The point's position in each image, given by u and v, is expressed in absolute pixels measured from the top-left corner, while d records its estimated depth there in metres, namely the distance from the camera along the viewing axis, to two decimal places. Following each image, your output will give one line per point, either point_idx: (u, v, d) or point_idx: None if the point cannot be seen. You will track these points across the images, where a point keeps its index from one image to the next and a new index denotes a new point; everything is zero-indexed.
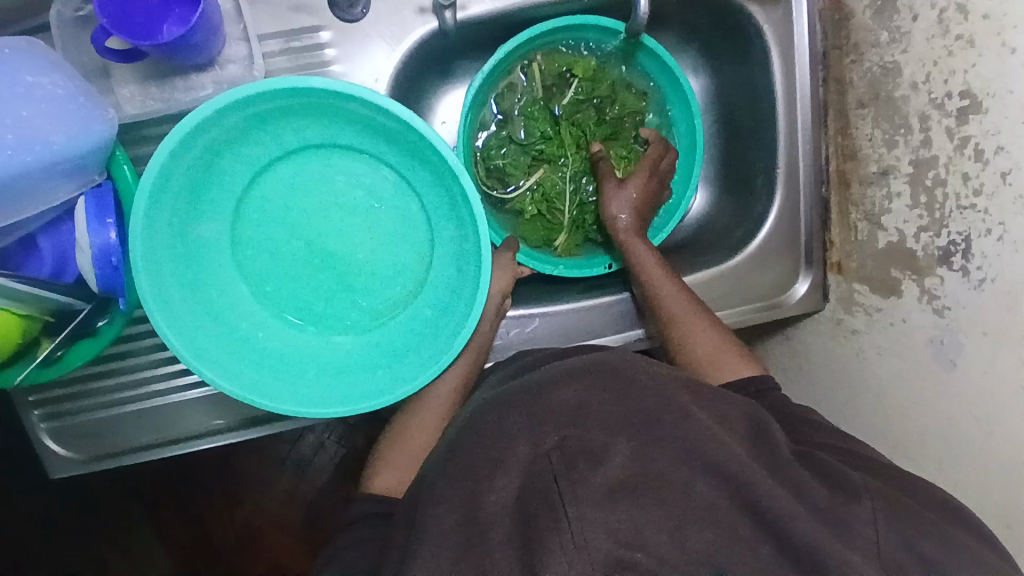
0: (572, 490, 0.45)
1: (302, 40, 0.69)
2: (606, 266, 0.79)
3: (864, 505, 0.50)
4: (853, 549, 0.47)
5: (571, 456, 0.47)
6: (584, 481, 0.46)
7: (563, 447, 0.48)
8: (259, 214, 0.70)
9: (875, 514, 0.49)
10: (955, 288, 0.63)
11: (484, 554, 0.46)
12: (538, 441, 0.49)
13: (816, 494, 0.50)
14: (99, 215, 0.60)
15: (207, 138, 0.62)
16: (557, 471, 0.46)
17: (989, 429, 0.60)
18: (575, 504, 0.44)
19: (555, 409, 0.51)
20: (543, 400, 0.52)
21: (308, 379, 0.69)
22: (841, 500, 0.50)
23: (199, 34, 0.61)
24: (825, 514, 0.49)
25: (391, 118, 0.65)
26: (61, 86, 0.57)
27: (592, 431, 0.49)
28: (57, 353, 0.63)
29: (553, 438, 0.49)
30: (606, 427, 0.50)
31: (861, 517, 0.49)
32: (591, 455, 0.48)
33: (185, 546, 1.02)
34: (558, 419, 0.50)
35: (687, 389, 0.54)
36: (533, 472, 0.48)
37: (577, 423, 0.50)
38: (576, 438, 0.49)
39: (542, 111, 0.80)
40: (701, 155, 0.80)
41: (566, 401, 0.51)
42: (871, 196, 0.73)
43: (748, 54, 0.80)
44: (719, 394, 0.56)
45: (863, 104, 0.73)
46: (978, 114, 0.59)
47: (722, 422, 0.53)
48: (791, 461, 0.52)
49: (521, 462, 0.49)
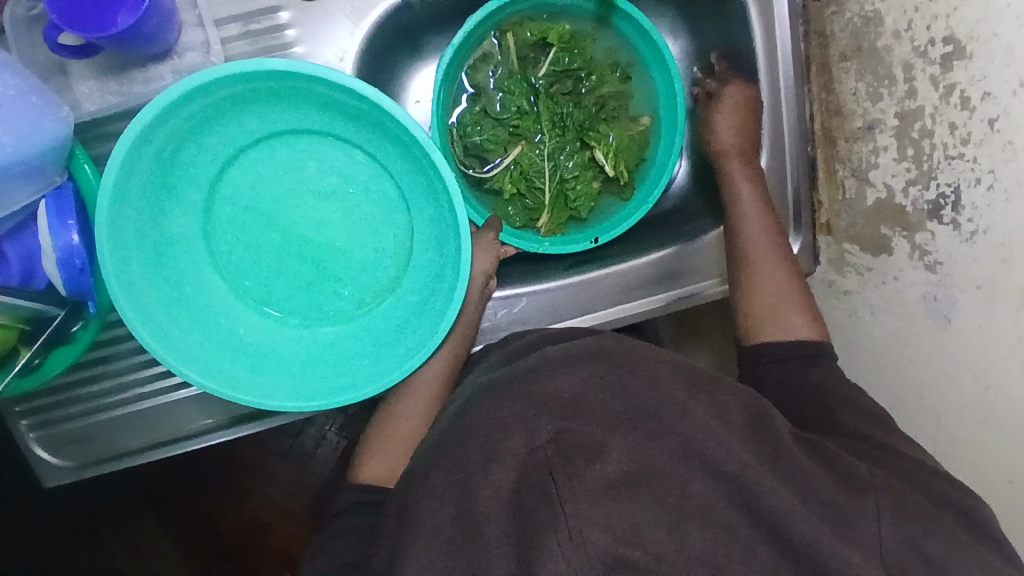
0: (569, 485, 0.44)
1: (260, 22, 0.67)
2: (591, 241, 0.77)
3: (868, 499, 0.49)
4: (855, 547, 0.46)
5: (566, 450, 0.46)
6: (580, 476, 0.45)
7: (559, 440, 0.47)
8: (230, 206, 0.68)
9: (880, 512, 0.48)
10: (945, 242, 0.61)
11: (479, 543, 0.45)
12: (532, 434, 0.47)
13: (823, 491, 0.49)
14: (61, 216, 0.60)
15: (169, 130, 0.60)
16: (553, 466, 0.45)
17: (988, 383, 0.59)
18: (571, 502, 0.43)
19: (550, 398, 0.50)
20: (537, 387, 0.51)
21: (292, 373, 0.68)
22: (846, 494, 0.49)
23: (151, 22, 0.59)
24: (831, 509, 0.48)
25: (357, 98, 0.63)
26: (12, 87, 0.55)
27: (589, 423, 0.48)
28: (35, 361, 0.61)
29: (548, 430, 0.47)
30: (602, 421, 0.48)
31: (867, 515, 0.48)
32: (588, 449, 0.47)
33: (192, 545, 1.01)
34: (555, 410, 0.48)
35: (683, 380, 0.52)
36: (529, 466, 0.46)
37: (573, 415, 0.48)
38: (572, 431, 0.47)
39: (519, 84, 0.78)
40: (682, 120, 0.78)
41: (561, 392, 0.50)
42: (857, 152, 0.71)
43: (726, 12, 0.77)
44: (717, 384, 0.54)
45: (846, 57, 0.71)
46: (962, 60, 0.57)
47: (714, 406, 0.52)
48: (794, 452, 0.51)
49: (517, 455, 0.47)
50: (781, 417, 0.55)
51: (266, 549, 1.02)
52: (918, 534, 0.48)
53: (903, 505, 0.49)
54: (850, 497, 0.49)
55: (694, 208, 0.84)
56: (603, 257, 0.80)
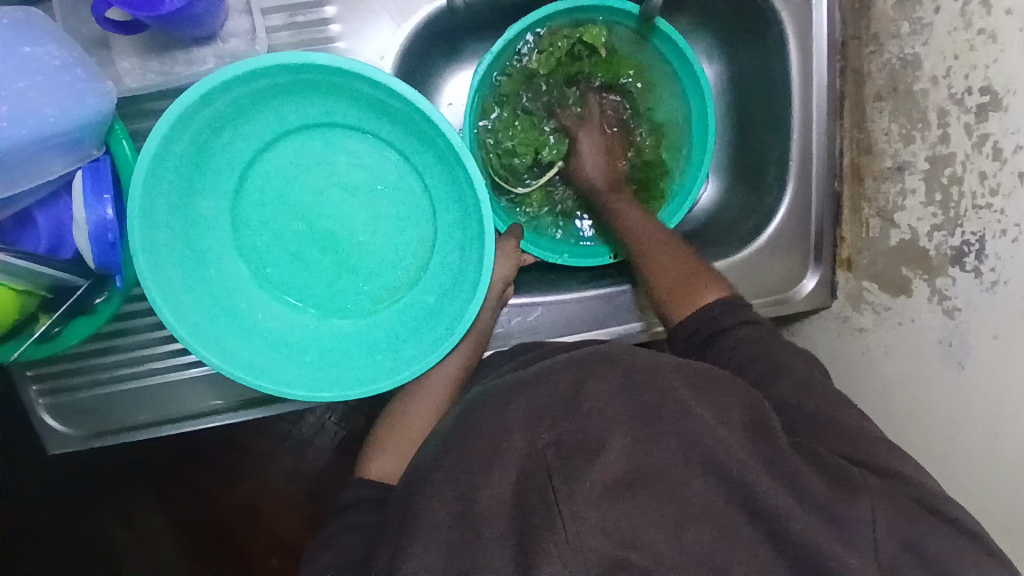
0: (567, 487, 0.43)
1: (305, 14, 0.67)
2: (611, 256, 0.78)
3: (863, 500, 0.48)
4: (851, 549, 0.46)
5: (567, 451, 0.45)
6: (579, 479, 0.44)
7: (559, 442, 0.46)
8: (260, 194, 0.69)
9: (875, 514, 0.48)
10: (966, 288, 0.61)
11: (477, 545, 0.45)
12: (534, 437, 0.47)
13: (816, 489, 0.48)
14: (97, 190, 0.60)
15: (207, 114, 0.61)
16: (552, 468, 0.45)
17: (996, 432, 0.59)
18: (568, 504, 0.43)
19: (552, 400, 0.49)
20: (539, 390, 0.50)
21: (307, 362, 0.68)
22: (844, 496, 0.48)
23: (199, 6, 0.59)
24: (825, 510, 0.47)
25: (395, 98, 0.64)
26: (58, 57, 0.55)
27: (589, 422, 0.47)
28: (54, 330, 0.63)
29: (549, 434, 0.47)
30: (605, 417, 0.47)
31: (861, 516, 0.47)
32: (587, 448, 0.45)
33: (184, 522, 1.01)
34: (555, 413, 0.48)
35: (684, 376, 0.51)
36: (529, 468, 0.46)
37: (573, 417, 0.47)
38: (572, 433, 0.46)
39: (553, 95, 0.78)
40: (711, 146, 0.79)
41: (563, 391, 0.49)
42: (884, 192, 0.71)
43: (764, 41, 0.78)
44: (718, 383, 0.52)
45: (880, 97, 0.71)
46: (998, 111, 0.57)
47: (714, 406, 0.50)
48: (789, 452, 0.50)
49: (516, 458, 0.47)
50: (778, 419, 0.53)
51: (256, 532, 1.02)
52: (917, 531, 0.48)
53: (898, 507, 0.49)
54: (846, 498, 0.48)
55: (716, 231, 0.84)
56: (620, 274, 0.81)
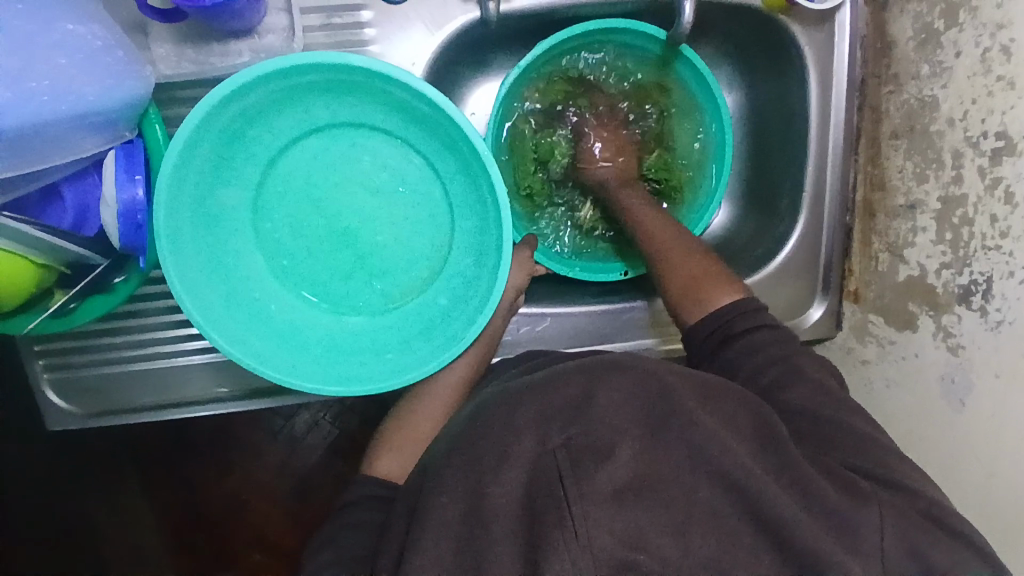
0: (577, 488, 0.44)
1: (342, 17, 0.69)
2: (622, 273, 0.79)
3: (872, 509, 0.49)
4: (856, 556, 0.47)
5: (577, 454, 0.45)
6: (589, 480, 0.44)
7: (570, 445, 0.46)
8: (282, 187, 0.70)
9: (883, 521, 0.49)
10: (971, 327, 0.62)
11: (483, 540, 0.45)
12: (542, 439, 0.47)
13: (826, 496, 0.48)
14: (129, 172, 0.61)
15: (241, 105, 0.62)
16: (562, 470, 0.45)
17: (992, 471, 0.60)
18: (579, 503, 0.43)
19: (562, 403, 0.48)
20: (547, 394, 0.49)
21: (317, 356, 0.69)
22: (848, 502, 0.49)
23: (241, 0, 0.61)
24: (836, 516, 0.48)
25: (424, 102, 0.65)
26: (100, 38, 0.57)
27: (599, 427, 0.46)
28: (70, 305, 0.64)
29: (558, 436, 0.46)
30: (615, 424, 0.47)
31: (871, 523, 0.48)
32: (598, 452, 0.45)
33: (171, 511, 1.01)
34: (564, 416, 0.47)
35: (695, 388, 0.51)
36: (537, 469, 0.46)
37: (584, 420, 0.47)
38: (582, 435, 0.46)
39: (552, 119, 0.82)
40: (727, 174, 0.80)
41: (571, 395, 0.48)
42: (896, 228, 0.73)
43: (786, 74, 0.79)
44: (724, 394, 0.53)
45: (897, 135, 0.73)
46: (1012, 156, 0.59)
47: (722, 415, 0.51)
48: (800, 460, 0.50)
49: (526, 455, 0.46)
50: (786, 428, 0.53)
51: (243, 527, 1.02)
52: (922, 539, 0.49)
53: (907, 517, 0.50)
54: (855, 505, 0.49)
55: (725, 256, 0.85)
56: (629, 292, 0.82)
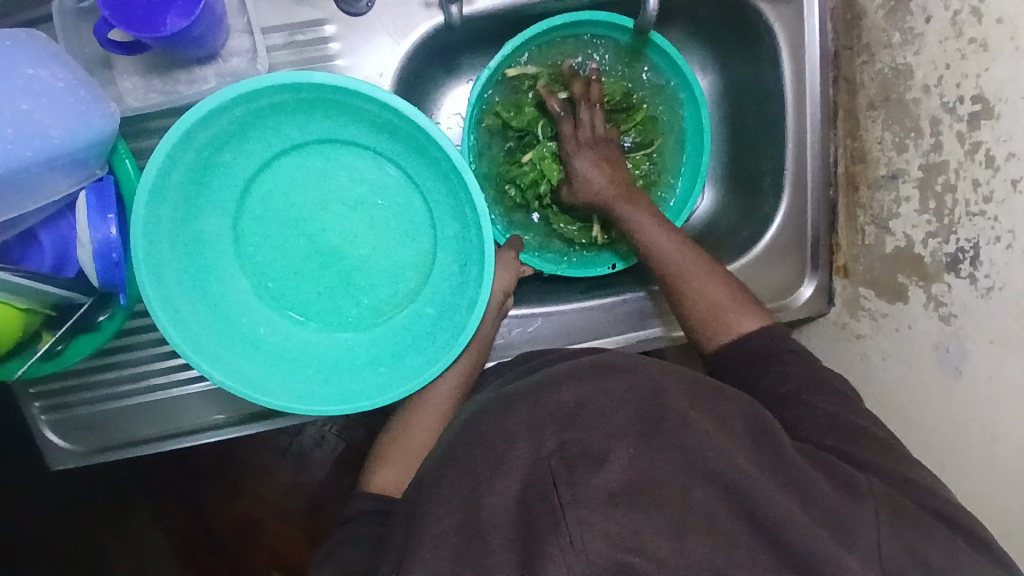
0: (572, 493, 0.43)
1: (306, 33, 0.69)
2: (611, 266, 0.80)
3: (868, 505, 0.49)
4: (855, 555, 0.46)
5: (571, 460, 0.45)
6: (583, 485, 0.43)
7: (563, 451, 0.45)
8: (261, 210, 0.70)
9: (878, 518, 0.49)
10: (962, 294, 0.62)
11: (481, 551, 0.44)
12: (538, 444, 0.46)
13: (824, 498, 0.48)
14: (102, 211, 0.60)
15: (210, 132, 0.62)
16: (557, 475, 0.44)
17: (992, 439, 0.60)
18: (574, 509, 0.42)
19: (557, 409, 0.48)
20: (543, 400, 0.49)
21: (308, 376, 0.69)
22: (844, 500, 0.49)
23: (200, 26, 0.60)
24: (830, 516, 0.48)
25: (394, 114, 0.65)
26: (61, 79, 0.56)
27: (593, 433, 0.46)
28: (58, 347, 0.63)
29: (552, 441, 0.46)
30: (609, 430, 0.46)
31: (866, 522, 0.48)
32: (591, 457, 0.45)
33: (184, 534, 1.01)
34: (559, 420, 0.47)
35: (686, 388, 0.51)
36: (534, 475, 0.45)
37: (578, 425, 0.47)
38: (577, 442, 0.46)
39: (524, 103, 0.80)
40: (706, 158, 0.79)
41: (565, 401, 0.48)
42: (879, 200, 0.72)
43: (758, 52, 0.78)
44: (719, 393, 0.53)
45: (873, 106, 0.72)
46: (990, 119, 0.58)
47: (716, 416, 0.50)
48: (797, 459, 0.51)
49: (522, 463, 0.46)
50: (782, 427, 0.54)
51: (257, 546, 1.02)
52: (917, 540, 0.49)
53: (904, 519, 0.50)
54: (850, 503, 0.49)
55: (713, 240, 0.85)
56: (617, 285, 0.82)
